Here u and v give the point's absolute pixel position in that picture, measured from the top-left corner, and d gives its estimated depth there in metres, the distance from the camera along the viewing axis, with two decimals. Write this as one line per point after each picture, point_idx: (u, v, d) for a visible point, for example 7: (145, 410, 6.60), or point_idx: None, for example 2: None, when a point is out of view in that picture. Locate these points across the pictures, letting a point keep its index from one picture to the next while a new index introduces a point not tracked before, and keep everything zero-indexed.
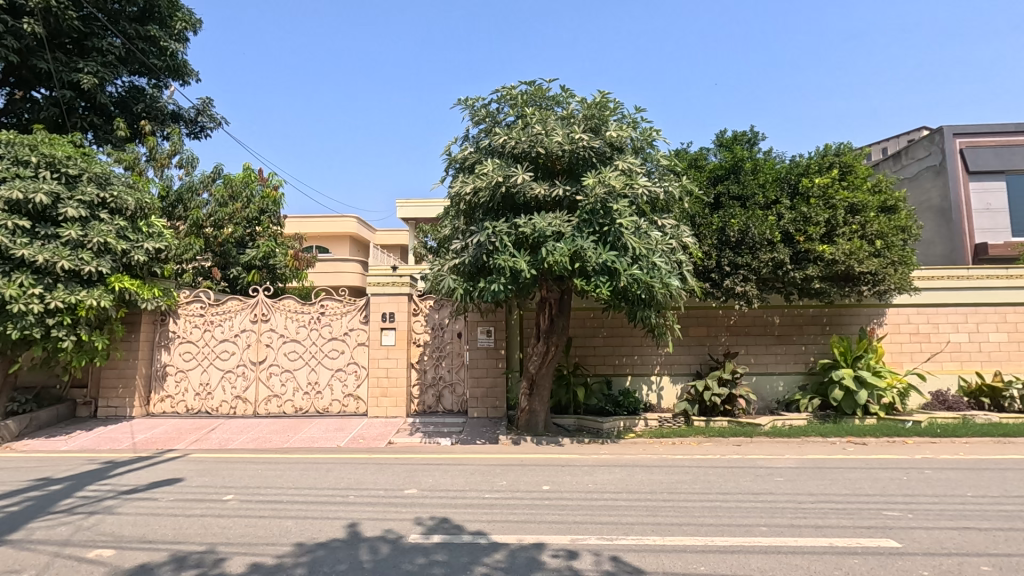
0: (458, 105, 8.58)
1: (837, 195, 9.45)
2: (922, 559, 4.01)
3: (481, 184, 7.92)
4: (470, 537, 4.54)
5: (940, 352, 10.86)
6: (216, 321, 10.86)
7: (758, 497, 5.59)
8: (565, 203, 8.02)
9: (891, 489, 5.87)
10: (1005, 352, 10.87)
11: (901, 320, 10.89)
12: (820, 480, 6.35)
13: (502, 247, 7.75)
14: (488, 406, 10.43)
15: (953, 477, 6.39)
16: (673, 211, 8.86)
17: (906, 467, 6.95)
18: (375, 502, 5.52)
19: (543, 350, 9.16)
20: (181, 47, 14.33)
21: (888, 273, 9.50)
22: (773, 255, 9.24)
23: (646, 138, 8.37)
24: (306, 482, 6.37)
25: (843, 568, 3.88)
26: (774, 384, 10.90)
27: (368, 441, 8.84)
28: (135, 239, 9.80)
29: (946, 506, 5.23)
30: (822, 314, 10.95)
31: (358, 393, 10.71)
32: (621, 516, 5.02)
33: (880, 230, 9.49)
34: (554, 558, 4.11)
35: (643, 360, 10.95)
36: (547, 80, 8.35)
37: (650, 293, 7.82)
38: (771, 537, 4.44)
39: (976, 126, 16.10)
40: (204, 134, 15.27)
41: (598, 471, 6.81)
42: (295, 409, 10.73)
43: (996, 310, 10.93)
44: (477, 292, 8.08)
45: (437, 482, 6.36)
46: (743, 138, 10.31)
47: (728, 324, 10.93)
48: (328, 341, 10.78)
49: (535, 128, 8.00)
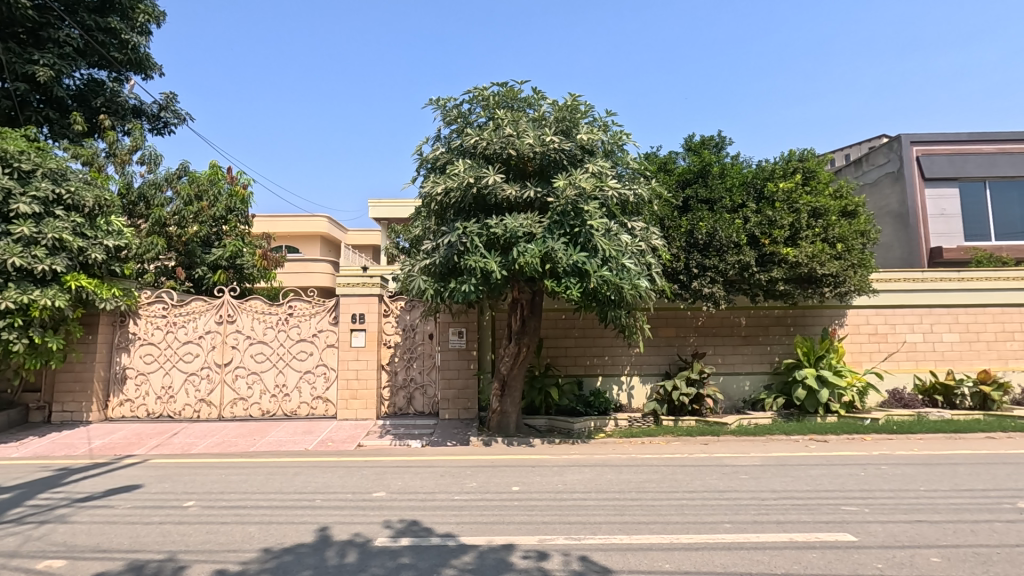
0: (430, 104, 8.53)
1: (801, 199, 9.71)
2: (876, 552, 4.14)
3: (452, 185, 7.91)
4: (440, 539, 4.52)
5: (897, 351, 11.27)
6: (179, 322, 10.57)
7: (723, 495, 5.71)
8: (537, 204, 8.06)
9: (850, 485, 6.06)
10: (957, 351, 11.34)
11: (860, 321, 11.27)
12: (783, 477, 6.51)
13: (473, 247, 7.75)
14: (459, 408, 10.40)
15: (907, 472, 6.65)
16: (643, 213, 8.98)
17: (864, 463, 7.20)
18: (343, 506, 5.44)
19: (515, 350, 9.17)
20: (143, 40, 13.85)
21: (849, 275, 9.80)
22: (739, 257, 9.48)
23: (616, 141, 8.47)
24: (271, 487, 6.24)
25: (802, 562, 3.98)
26: (740, 383, 11.15)
27: (337, 444, 8.70)
28: (93, 237, 9.46)
29: (899, 500, 5.44)
30: (786, 314, 11.24)
31: (327, 395, 10.55)
32: (589, 516, 5.06)
33: (841, 233, 9.79)
34: (523, 559, 4.11)
35: (614, 361, 11.08)
36: (519, 81, 8.36)
37: (620, 294, 7.87)
38: (734, 533, 4.55)
39: (931, 134, 16.75)
40: (168, 130, 14.83)
41: (569, 471, 6.85)
42: (262, 412, 10.51)
43: (949, 311, 11.40)
44: (448, 292, 8.06)
45: (407, 485, 6.31)
46: (711, 142, 10.48)
47: (697, 325, 11.15)
48: (297, 342, 10.60)
49: (506, 129, 8.01)
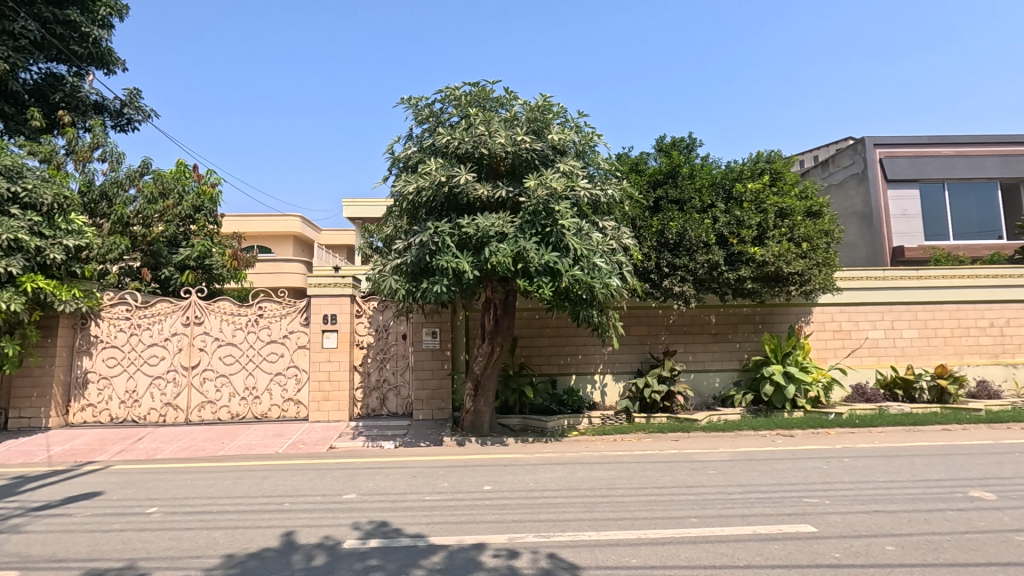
0: (402, 104, 8.49)
1: (768, 200, 9.93)
2: (835, 542, 4.28)
3: (423, 184, 7.89)
4: (409, 540, 4.50)
5: (860, 347, 11.62)
6: (144, 324, 10.31)
7: (690, 490, 5.82)
8: (508, 204, 8.07)
9: (813, 478, 6.24)
10: (917, 347, 11.75)
11: (825, 319, 11.58)
12: (749, 472, 6.66)
13: (444, 247, 7.74)
14: (433, 408, 10.36)
15: (868, 464, 6.88)
16: (614, 213, 9.08)
17: (827, 456, 7.41)
18: (311, 508, 5.38)
19: (488, 350, 9.19)
20: (105, 33, 13.44)
21: (814, 273, 10.07)
22: (709, 256, 9.66)
23: (588, 141, 8.53)
24: (239, 491, 6.13)
25: (764, 554, 4.09)
26: (710, 380, 11.35)
27: (308, 447, 8.59)
28: (52, 236, 9.15)
29: (858, 492, 5.62)
30: (754, 312, 11.48)
31: (298, 397, 10.40)
32: (559, 513, 5.11)
33: (807, 233, 10.04)
34: (493, 558, 4.13)
35: (587, 359, 11.17)
36: (491, 81, 8.36)
37: (591, 293, 7.92)
38: (701, 527, 4.64)
39: (893, 137, 17.28)
40: (131, 127, 14.43)
41: (541, 470, 6.90)
42: (231, 416, 10.30)
43: (908, 308, 11.80)
44: (420, 293, 8.04)
45: (378, 486, 6.27)
46: (682, 143, 10.61)
47: (668, 324, 11.32)
48: (267, 344, 10.42)
49: (478, 128, 8.01)
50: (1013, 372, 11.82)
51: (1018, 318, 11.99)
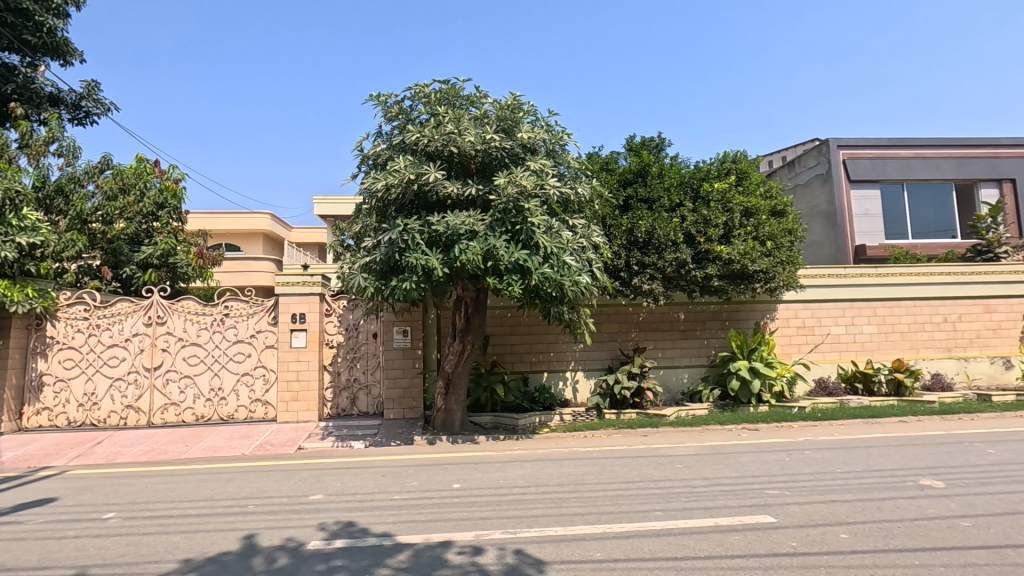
0: (370, 100, 8.40)
1: (734, 200, 10.13)
2: (792, 531, 4.40)
3: (392, 181, 7.84)
4: (376, 539, 4.48)
5: (822, 342, 11.98)
6: (103, 324, 9.99)
7: (656, 484, 5.93)
8: (478, 202, 8.07)
9: (774, 470, 6.41)
10: (876, 342, 12.16)
11: (789, 315, 11.89)
12: (715, 465, 6.81)
13: (414, 245, 7.70)
14: (404, 407, 10.30)
15: (827, 456, 7.09)
16: (585, 211, 9.15)
17: (789, 449, 7.63)
18: (277, 510, 5.29)
19: (459, 349, 9.18)
20: (61, 23, 12.94)
21: (778, 271, 10.32)
22: (677, 255, 9.84)
23: (558, 139, 8.56)
24: (201, 494, 6.00)
25: (725, 544, 4.19)
26: (679, 376, 11.55)
27: (275, 448, 8.46)
28: (3, 233, 8.79)
29: (817, 482, 5.80)
30: (721, 309, 11.72)
31: (266, 397, 10.22)
32: (527, 509, 5.14)
33: (771, 232, 10.29)
34: (458, 555, 4.13)
35: (559, 357, 11.25)
36: (461, 79, 8.34)
37: (561, 291, 7.97)
38: (664, 520, 4.73)
39: (855, 139, 17.79)
40: (89, 121, 13.93)
41: (510, 467, 6.93)
42: (196, 418, 10.06)
43: (868, 305, 12.21)
44: (389, 291, 8.00)
45: (346, 486, 6.21)
46: (651, 143, 10.74)
47: (638, 321, 11.47)
48: (233, 344, 10.20)
49: (447, 126, 7.99)
50: (965, 365, 12.32)
51: (970, 314, 12.50)
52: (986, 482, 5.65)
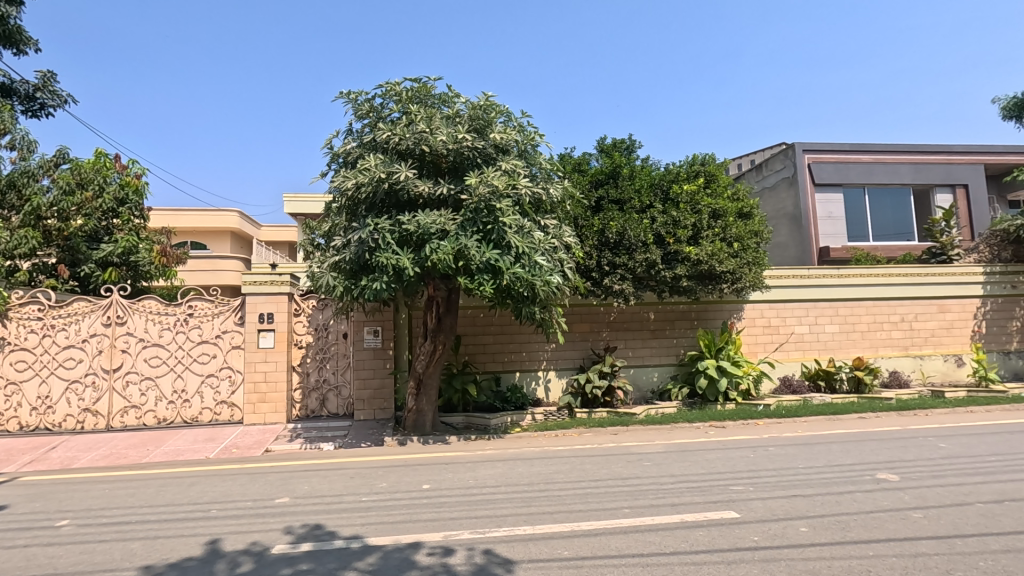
0: (340, 97, 8.28)
1: (702, 202, 10.32)
2: (755, 526, 4.52)
3: (362, 180, 7.76)
4: (343, 542, 4.42)
5: (786, 342, 12.30)
6: (59, 325, 9.62)
7: (625, 482, 6.00)
8: (449, 202, 8.03)
9: (739, 466, 6.56)
10: (838, 341, 12.54)
11: (756, 315, 12.17)
12: (682, 462, 6.93)
13: (384, 244, 7.63)
14: (375, 408, 10.19)
15: (790, 452, 7.29)
16: (556, 211, 9.20)
17: (754, 446, 7.81)
18: (240, 514, 5.18)
19: (430, 349, 9.13)
20: (14, 11, 12.43)
21: (745, 272, 10.56)
22: (647, 255, 9.97)
23: (530, 140, 8.58)
24: (162, 499, 5.83)
25: (690, 540, 4.27)
26: (649, 375, 11.72)
27: (241, 451, 8.27)
28: None
29: (780, 478, 5.96)
30: (690, 309, 11.93)
31: (232, 399, 9.98)
32: (496, 509, 5.15)
33: (738, 233, 10.51)
34: (427, 556, 4.11)
35: (531, 356, 11.29)
36: (433, 78, 8.29)
37: (533, 291, 8.00)
38: (632, 517, 4.79)
39: (819, 143, 18.30)
40: (45, 113, 13.39)
41: (481, 467, 6.93)
42: (158, 421, 9.76)
43: (831, 305, 12.59)
44: (359, 290, 7.92)
45: (314, 489, 6.11)
46: (622, 145, 10.85)
47: (609, 320, 11.59)
48: (198, 345, 9.94)
49: (419, 125, 7.95)
50: (920, 363, 12.82)
51: (925, 314, 13.01)
52: (937, 475, 5.90)
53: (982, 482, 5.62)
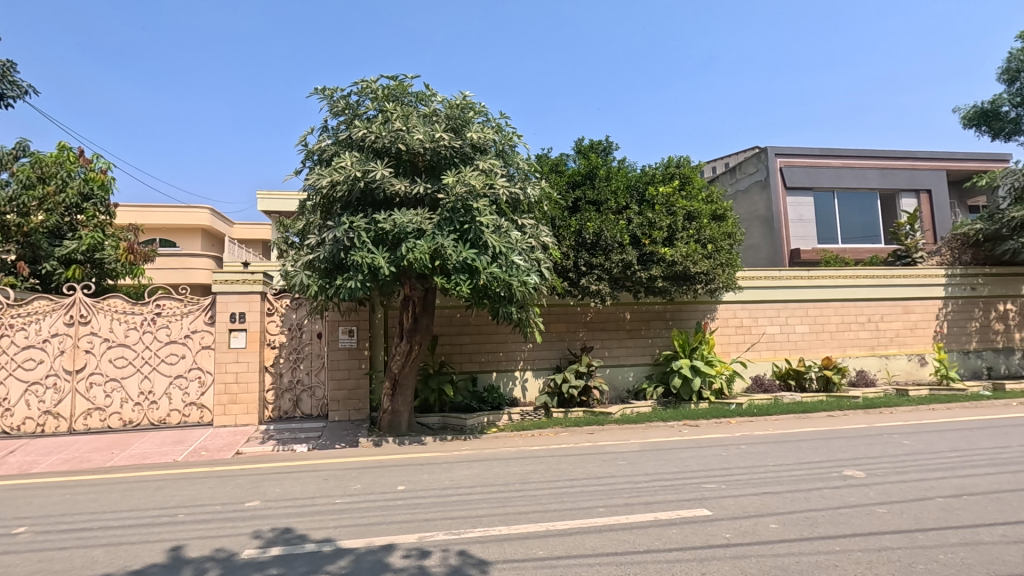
0: (315, 94, 8.16)
1: (677, 204, 10.44)
2: (726, 523, 4.59)
3: (338, 178, 7.66)
4: (315, 546, 4.35)
5: (758, 342, 12.54)
6: (18, 324, 9.28)
7: (600, 481, 6.04)
8: (426, 201, 7.97)
9: (712, 464, 6.67)
10: (807, 341, 12.84)
11: (729, 315, 12.38)
12: (656, 461, 7.01)
13: (360, 243, 7.54)
14: (350, 409, 10.07)
15: (762, 450, 7.43)
16: (534, 212, 9.20)
17: (726, 444, 7.94)
18: (209, 518, 5.06)
19: (406, 349, 9.06)
20: None
21: (718, 273, 10.74)
22: (623, 256, 10.06)
23: (507, 140, 8.57)
24: (126, 504, 5.65)
25: (663, 538, 4.32)
26: (625, 375, 11.83)
27: (211, 453, 8.08)
28: None
29: (751, 475, 6.08)
30: (665, 310, 12.08)
31: (202, 401, 9.74)
32: (471, 510, 5.13)
33: (712, 235, 10.67)
34: (402, 558, 4.07)
35: (508, 356, 11.29)
36: (409, 76, 8.23)
37: (510, 291, 7.99)
38: (607, 516, 4.82)
39: (791, 148, 18.70)
40: (3, 104, 12.87)
41: (457, 467, 6.89)
42: (123, 423, 9.48)
43: (801, 306, 12.87)
44: (334, 289, 7.82)
45: (285, 491, 6.00)
46: (599, 146, 10.92)
47: (586, 321, 11.66)
48: (166, 345, 9.67)
49: (396, 124, 7.88)
50: (885, 363, 13.20)
51: (891, 314, 13.40)
52: (901, 471, 6.08)
53: (943, 477, 5.81)
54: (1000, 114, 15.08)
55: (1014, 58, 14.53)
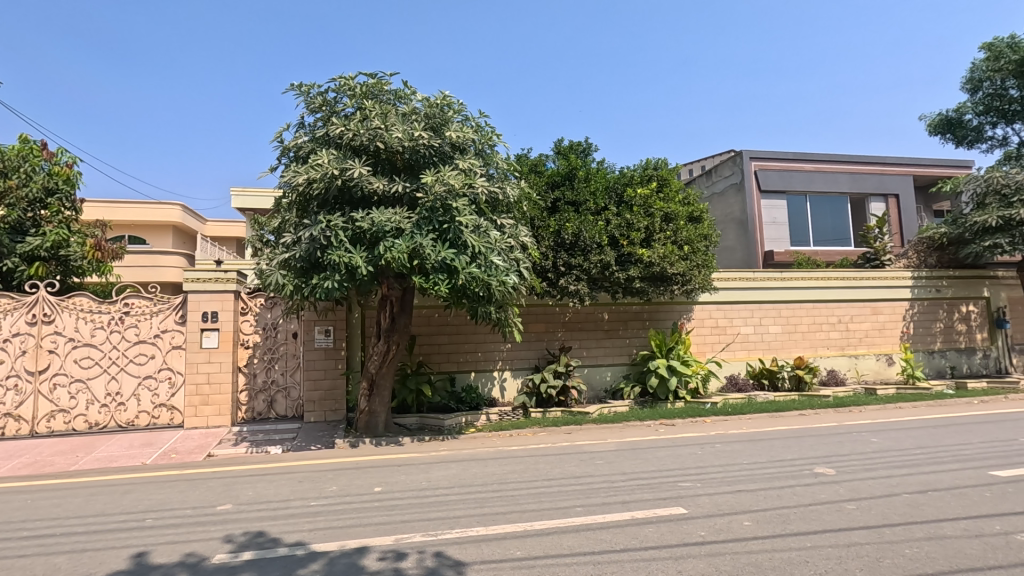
0: (291, 90, 8.02)
1: (655, 205, 10.54)
2: (702, 521, 4.65)
3: (314, 175, 7.55)
4: (287, 550, 4.27)
5: (732, 342, 12.75)
6: None
7: (578, 480, 6.07)
8: (405, 200, 7.90)
9: (687, 463, 6.76)
10: (780, 341, 13.10)
11: (704, 316, 12.56)
12: (633, 460, 7.07)
13: (337, 242, 7.44)
14: (326, 410, 9.93)
15: (736, 448, 7.56)
16: (513, 211, 9.19)
17: (702, 443, 8.05)
18: (178, 523, 4.93)
19: (384, 349, 8.97)
20: None
21: (694, 274, 10.89)
22: (601, 257, 10.14)
23: (487, 139, 8.55)
24: (91, 509, 5.48)
25: (640, 537, 4.35)
26: (603, 375, 11.91)
27: (182, 456, 7.89)
28: None
29: (725, 473, 6.18)
30: (643, 310, 12.19)
31: (172, 402, 9.50)
32: (449, 511, 5.10)
33: (688, 236, 10.81)
34: (377, 561, 4.02)
35: (486, 357, 11.27)
36: (388, 74, 8.15)
37: (489, 291, 7.98)
38: (584, 515, 4.84)
39: (765, 152, 19.05)
40: None
41: (434, 468, 6.84)
42: (89, 425, 9.19)
43: (774, 307, 13.11)
44: (310, 289, 7.70)
45: (258, 494, 5.88)
46: (578, 147, 10.97)
47: (564, 321, 11.71)
48: (134, 345, 9.41)
49: (374, 121, 7.79)
50: (855, 362, 13.55)
51: (860, 315, 13.75)
52: (869, 468, 6.25)
53: (909, 474, 5.98)
54: (964, 122, 15.59)
55: (977, 69, 14.97)
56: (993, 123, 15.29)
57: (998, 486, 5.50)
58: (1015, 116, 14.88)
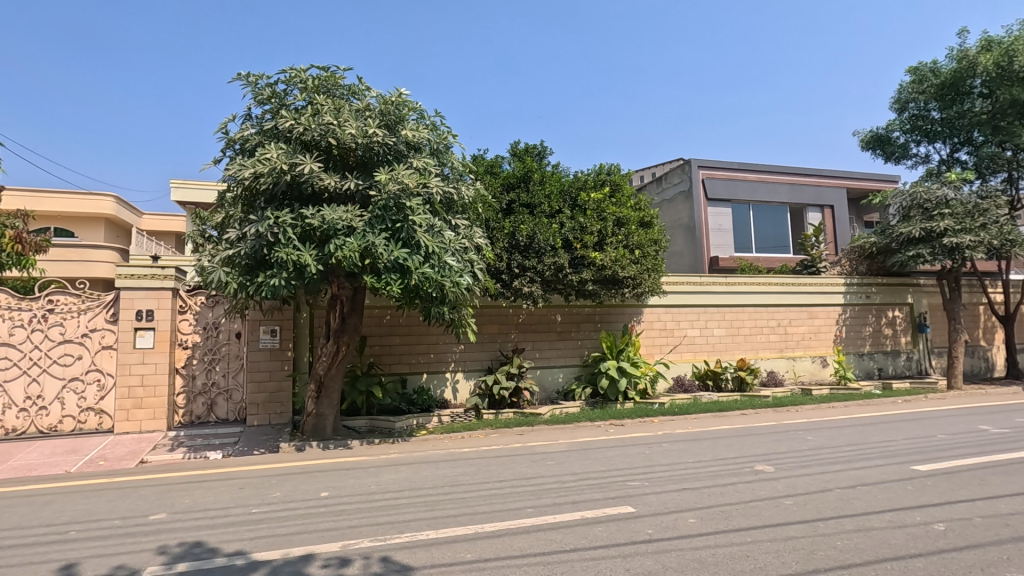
0: (237, 79, 7.70)
1: (608, 210, 10.72)
2: (649, 520, 4.75)
3: (261, 169, 7.27)
4: (225, 559, 4.08)
5: (679, 344, 13.14)
6: None
7: (530, 481, 6.10)
8: (357, 197, 7.72)
9: (636, 462, 6.91)
10: (724, 343, 13.60)
11: (654, 319, 12.88)
12: (583, 460, 7.17)
13: (284, 239, 7.20)
14: (271, 413, 9.57)
15: (681, 447, 7.78)
16: (468, 212, 9.14)
17: (649, 442, 8.25)
18: (106, 535, 4.63)
19: (333, 350, 8.72)
20: None
21: (644, 278, 11.14)
22: (555, 259, 10.25)
23: (442, 139, 8.46)
24: (7, 522, 5.07)
25: (589, 536, 4.41)
26: (555, 376, 12.02)
27: (111, 463, 7.42)
28: None
29: (672, 472, 6.35)
30: (595, 312, 12.39)
31: (101, 406, 8.92)
32: (398, 515, 5.01)
33: (639, 241, 11.05)
34: (322, 569, 3.90)
35: (439, 358, 11.17)
36: (342, 68, 7.95)
37: (441, 292, 7.91)
38: (535, 517, 4.86)
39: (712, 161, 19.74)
40: None
41: (384, 471, 6.71)
42: (6, 431, 8.55)
43: (719, 311, 13.60)
44: (255, 287, 7.41)
45: (195, 502, 5.60)
46: (534, 150, 11.05)
47: (518, 322, 11.75)
48: (59, 344, 8.80)
49: (326, 116, 7.58)
50: (792, 364, 14.23)
51: (797, 319, 14.46)
52: (805, 465, 6.57)
53: (841, 470, 6.33)
54: (891, 139, 16.68)
55: (903, 90, 15.99)
56: (917, 141, 16.37)
57: (919, 479, 5.89)
58: (936, 136, 15.96)
